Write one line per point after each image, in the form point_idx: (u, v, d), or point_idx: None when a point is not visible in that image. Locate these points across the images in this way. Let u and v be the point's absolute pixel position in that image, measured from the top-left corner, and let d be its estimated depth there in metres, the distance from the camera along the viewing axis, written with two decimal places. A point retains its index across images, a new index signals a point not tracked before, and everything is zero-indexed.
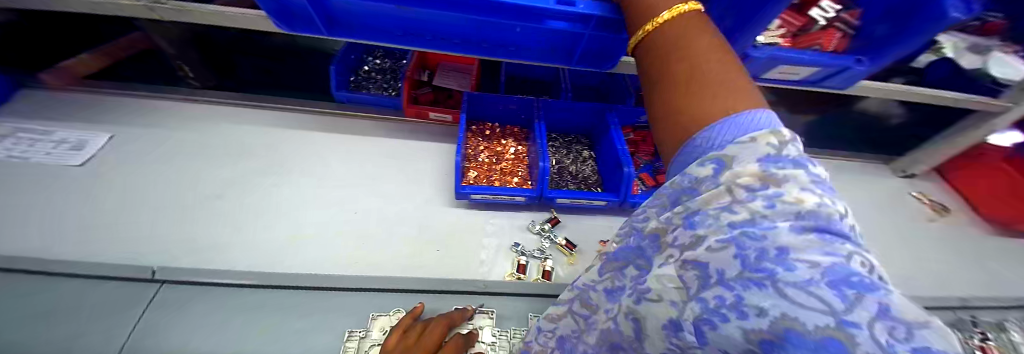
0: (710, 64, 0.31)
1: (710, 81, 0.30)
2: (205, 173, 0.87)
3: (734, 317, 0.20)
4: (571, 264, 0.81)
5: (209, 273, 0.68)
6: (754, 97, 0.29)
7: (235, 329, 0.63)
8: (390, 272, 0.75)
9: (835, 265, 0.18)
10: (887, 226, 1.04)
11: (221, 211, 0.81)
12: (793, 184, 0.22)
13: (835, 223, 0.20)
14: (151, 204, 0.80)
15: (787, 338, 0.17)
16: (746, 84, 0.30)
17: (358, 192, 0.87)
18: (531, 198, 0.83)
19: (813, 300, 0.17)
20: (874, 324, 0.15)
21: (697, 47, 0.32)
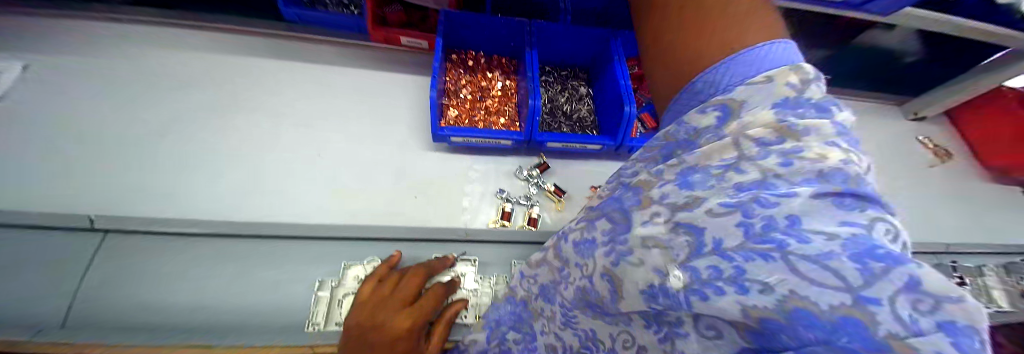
0: None
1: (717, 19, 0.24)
2: (138, 108, 0.74)
3: (746, 285, 0.18)
4: (559, 211, 0.76)
5: (158, 222, 0.61)
6: (773, 27, 0.23)
7: (203, 277, 0.59)
8: (363, 220, 0.68)
9: (858, 236, 0.15)
10: (893, 174, 0.99)
11: (162, 153, 0.70)
12: (815, 138, 0.19)
13: (863, 183, 0.18)
14: (78, 144, 0.68)
15: (793, 316, 0.16)
16: (764, 10, 0.23)
17: (321, 131, 0.75)
18: (518, 142, 0.74)
19: (828, 274, 0.15)
20: (898, 299, 0.13)
21: None
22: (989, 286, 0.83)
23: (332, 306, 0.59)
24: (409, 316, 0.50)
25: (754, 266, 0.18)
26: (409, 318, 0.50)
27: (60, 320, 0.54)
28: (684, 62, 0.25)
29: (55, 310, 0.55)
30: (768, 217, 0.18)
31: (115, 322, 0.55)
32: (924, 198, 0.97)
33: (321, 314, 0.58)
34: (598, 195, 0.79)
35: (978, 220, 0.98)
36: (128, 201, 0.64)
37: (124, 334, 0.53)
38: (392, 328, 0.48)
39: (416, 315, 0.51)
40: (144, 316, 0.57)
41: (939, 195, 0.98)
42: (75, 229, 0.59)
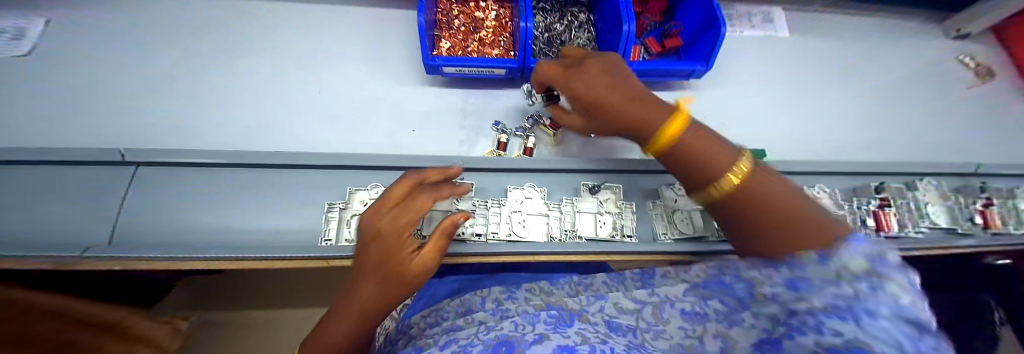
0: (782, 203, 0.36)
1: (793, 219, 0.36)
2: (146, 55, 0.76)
3: (807, 338, 0.23)
4: (555, 145, 0.76)
5: (174, 154, 0.65)
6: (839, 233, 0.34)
7: (228, 205, 0.65)
8: (362, 150, 0.69)
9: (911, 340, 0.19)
10: (924, 97, 0.91)
11: (173, 96, 0.73)
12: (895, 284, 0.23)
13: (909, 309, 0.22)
14: (98, 91, 0.72)
15: None
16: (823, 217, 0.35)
17: (319, 69, 0.76)
18: (512, 71, 0.73)
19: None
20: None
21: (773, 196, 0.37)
22: (1021, 207, 0.78)
23: (338, 226, 0.61)
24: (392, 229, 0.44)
25: (827, 315, 0.23)
26: (392, 228, 0.44)
27: (106, 240, 0.61)
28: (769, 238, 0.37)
29: (101, 231, 0.62)
30: (817, 270, 0.27)
31: (156, 242, 0.62)
32: (956, 122, 0.90)
33: (331, 233, 0.60)
34: None
35: (1022, 144, 0.90)
36: (149, 140, 0.69)
37: (161, 249, 0.59)
38: (374, 235, 0.43)
39: (398, 224, 0.44)
40: (177, 237, 0.63)
41: (976, 118, 0.90)
42: (103, 161, 0.64)
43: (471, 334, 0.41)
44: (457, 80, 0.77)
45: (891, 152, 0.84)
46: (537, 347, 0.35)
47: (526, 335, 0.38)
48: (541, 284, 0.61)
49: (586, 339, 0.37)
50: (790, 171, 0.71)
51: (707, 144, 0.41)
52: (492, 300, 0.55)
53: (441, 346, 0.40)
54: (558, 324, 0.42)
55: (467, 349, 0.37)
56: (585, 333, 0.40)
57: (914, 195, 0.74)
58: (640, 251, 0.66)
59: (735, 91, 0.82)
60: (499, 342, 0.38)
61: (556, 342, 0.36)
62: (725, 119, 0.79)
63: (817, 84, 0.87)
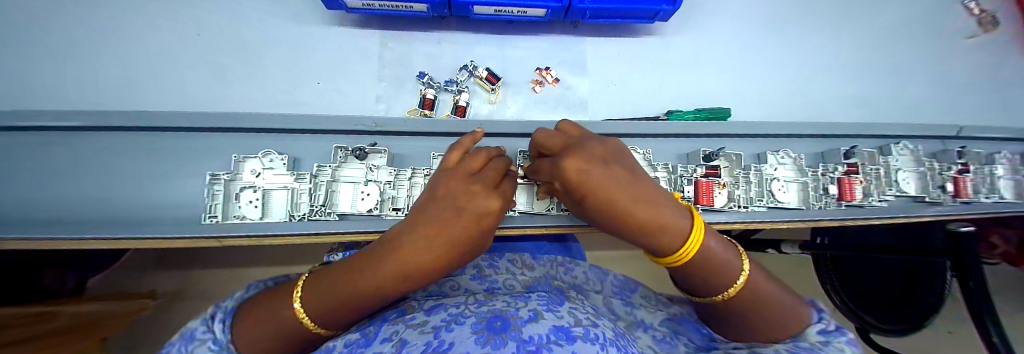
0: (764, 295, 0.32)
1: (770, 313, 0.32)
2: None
3: None
4: (493, 102, 0.65)
5: (9, 116, 0.51)
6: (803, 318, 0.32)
7: (98, 176, 0.55)
8: (257, 108, 0.59)
9: None
10: (916, 50, 0.81)
11: None
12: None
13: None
14: None
15: None
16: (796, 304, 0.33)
17: (195, 2, 0.61)
18: (435, 7, 0.59)
19: None
20: None
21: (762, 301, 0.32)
22: (997, 173, 0.73)
23: (228, 202, 0.53)
24: (464, 194, 0.33)
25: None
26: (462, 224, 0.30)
27: None
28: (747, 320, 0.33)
29: None
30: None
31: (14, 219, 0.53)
32: (945, 78, 0.81)
33: (217, 208, 0.53)
34: (543, 79, 0.66)
35: (1011, 105, 0.82)
36: None
37: (23, 229, 0.51)
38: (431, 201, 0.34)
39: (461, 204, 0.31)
40: (48, 214, 0.54)
41: (968, 75, 0.81)
42: None
43: (462, 305, 0.30)
44: (372, 19, 0.63)
45: (872, 113, 0.75)
46: (533, 325, 0.23)
47: (519, 311, 0.26)
48: (524, 257, 0.56)
49: (581, 321, 0.26)
50: (755, 133, 0.62)
51: (716, 254, 0.32)
52: (474, 266, 0.51)
53: (428, 312, 0.29)
54: (548, 300, 0.31)
55: (459, 319, 0.25)
56: (579, 313, 0.29)
57: (887, 160, 0.67)
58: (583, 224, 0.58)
59: (706, 39, 0.70)
60: (493, 316, 0.25)
61: (552, 321, 0.24)
62: (690, 72, 0.68)
63: (804, 32, 0.75)
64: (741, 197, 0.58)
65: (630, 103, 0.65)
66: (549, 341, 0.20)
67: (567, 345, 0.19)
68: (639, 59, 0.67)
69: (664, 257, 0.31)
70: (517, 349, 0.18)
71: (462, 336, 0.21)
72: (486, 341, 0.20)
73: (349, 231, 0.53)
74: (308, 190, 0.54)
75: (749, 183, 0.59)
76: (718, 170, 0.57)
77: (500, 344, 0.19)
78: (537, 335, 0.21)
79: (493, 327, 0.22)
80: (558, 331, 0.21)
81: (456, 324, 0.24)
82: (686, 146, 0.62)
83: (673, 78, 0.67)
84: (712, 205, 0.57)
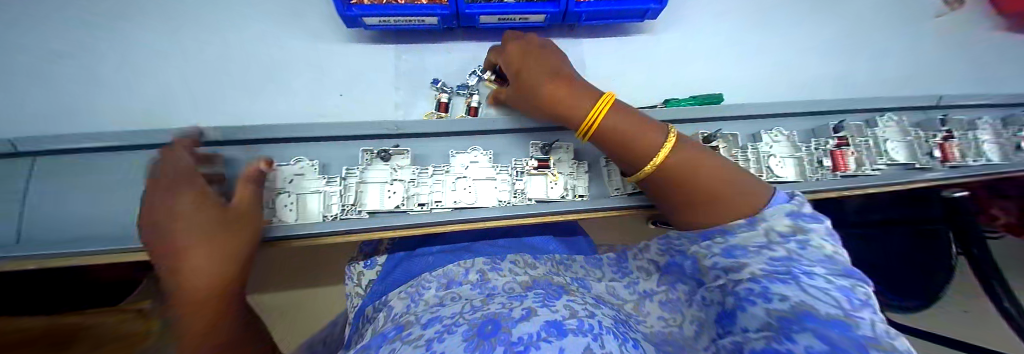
0: (702, 175, 0.41)
1: (712, 196, 0.40)
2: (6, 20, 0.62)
3: (757, 306, 0.26)
4: (502, 102, 0.70)
5: (64, 141, 0.56)
6: (751, 203, 0.38)
7: (143, 193, 0.59)
8: (283, 120, 0.62)
9: (843, 280, 0.26)
10: (890, 30, 0.87)
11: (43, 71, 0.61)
12: (815, 233, 0.32)
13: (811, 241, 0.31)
14: None
15: (801, 315, 0.23)
16: (742, 193, 0.39)
17: (222, 28, 0.65)
18: (446, 19, 0.65)
19: (820, 299, 0.24)
20: (875, 325, 0.22)
21: (698, 183, 0.41)
22: (980, 139, 0.77)
23: (264, 206, 0.57)
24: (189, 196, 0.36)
25: (769, 279, 0.28)
26: (217, 217, 0.36)
27: (15, 239, 0.56)
28: (686, 204, 0.43)
29: (10, 228, 0.56)
30: (770, 255, 0.31)
31: (72, 235, 0.58)
32: (921, 55, 0.86)
33: None
34: None
35: (984, 75, 0.88)
36: (24, 124, 0.59)
37: (78, 244, 0.55)
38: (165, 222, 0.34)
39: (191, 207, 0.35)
40: (99, 230, 0.58)
41: (940, 50, 0.87)
42: None
43: (456, 314, 0.38)
44: (387, 35, 0.68)
45: (857, 90, 0.80)
46: (524, 324, 0.30)
47: (513, 312, 0.34)
48: (525, 257, 0.61)
49: (576, 313, 0.34)
50: (748, 114, 0.67)
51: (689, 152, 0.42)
52: (477, 271, 0.54)
53: (421, 326, 0.36)
54: (544, 298, 0.39)
55: (451, 329, 0.33)
56: (573, 306, 0.37)
57: (874, 131, 0.71)
58: (598, 209, 0.61)
59: (693, 33, 0.76)
60: (485, 321, 0.33)
61: (543, 318, 0.32)
62: (682, 62, 0.74)
63: (783, 21, 0.81)
64: None
65: (629, 95, 0.70)
66: (536, 340, 0.28)
67: (553, 342, 0.27)
68: (633, 54, 0.73)
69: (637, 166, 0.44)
70: (504, 351, 0.27)
71: (455, 346, 0.29)
72: (477, 347, 0.28)
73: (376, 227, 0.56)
74: (339, 193, 0.58)
75: (747, 161, 0.63)
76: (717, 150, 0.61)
77: (489, 349, 0.28)
78: (526, 334, 0.29)
79: (484, 332, 0.31)
80: (548, 328, 0.29)
81: (448, 334, 0.32)
82: (685, 131, 0.66)
83: (666, 70, 0.73)
84: None
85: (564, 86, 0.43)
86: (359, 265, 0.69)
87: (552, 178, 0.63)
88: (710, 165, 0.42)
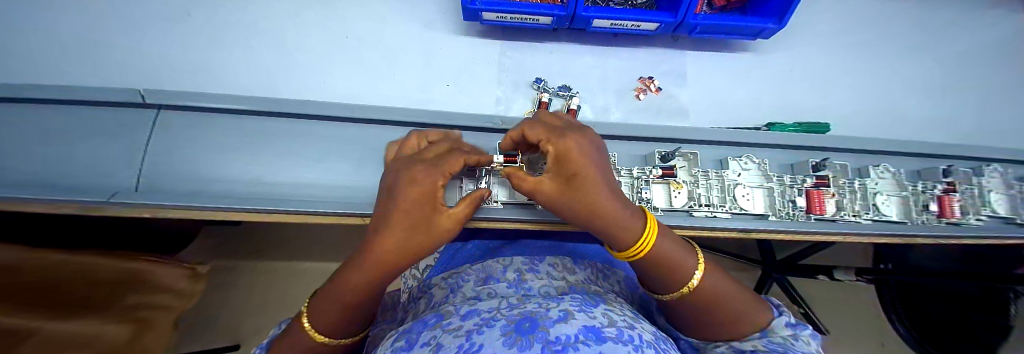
0: (719, 290, 0.40)
1: (726, 310, 0.39)
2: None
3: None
4: (598, 107, 0.70)
5: (193, 98, 0.58)
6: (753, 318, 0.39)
7: (253, 157, 0.62)
8: (393, 103, 0.65)
9: None
10: (1001, 74, 0.82)
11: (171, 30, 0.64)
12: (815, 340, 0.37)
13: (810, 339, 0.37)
14: (85, 18, 0.62)
15: None
16: (750, 306, 0.40)
17: (340, 7, 0.67)
18: (560, 20, 0.65)
19: None
20: None
21: (717, 301, 0.39)
22: None
23: None
24: (423, 195, 0.37)
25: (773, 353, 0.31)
26: (424, 196, 0.37)
27: (131, 186, 0.58)
28: (705, 321, 0.40)
29: (129, 175, 0.59)
30: (768, 340, 0.35)
31: (180, 189, 0.59)
32: None
33: None
34: (646, 87, 0.70)
35: None
36: (153, 78, 0.62)
37: (196, 198, 0.57)
38: (412, 199, 0.37)
39: (431, 188, 0.37)
40: (208, 187, 0.60)
41: None
42: (118, 102, 0.58)
43: (495, 309, 0.33)
44: (494, 29, 0.69)
45: (960, 134, 0.77)
46: (561, 326, 0.25)
47: (550, 312, 0.29)
48: (564, 260, 0.59)
49: (615, 322, 0.28)
50: (854, 148, 0.65)
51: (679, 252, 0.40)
52: (514, 270, 0.53)
53: (462, 317, 0.32)
54: (582, 303, 0.34)
55: (489, 323, 0.28)
56: (612, 315, 0.31)
57: (980, 180, 0.68)
58: (729, 227, 0.61)
59: (797, 57, 0.74)
60: (523, 318, 0.28)
61: (581, 322, 0.26)
62: (783, 87, 0.72)
63: (888, 53, 0.78)
64: (849, 206, 0.62)
65: (727, 115, 0.70)
66: (575, 341, 0.22)
67: (592, 345, 0.21)
68: (735, 73, 0.72)
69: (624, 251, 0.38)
70: (542, 350, 0.21)
71: (493, 341, 0.24)
72: (513, 343, 0.23)
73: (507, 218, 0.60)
74: (475, 181, 0.61)
75: (855, 195, 0.63)
76: (827, 181, 0.61)
77: (527, 347, 0.22)
78: (563, 335, 0.23)
79: (521, 329, 0.25)
80: (587, 332, 0.24)
81: (487, 328, 0.27)
82: (785, 158, 0.66)
83: (766, 93, 0.71)
84: (824, 214, 0.61)
85: (583, 155, 0.37)
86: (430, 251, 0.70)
87: (676, 187, 0.62)
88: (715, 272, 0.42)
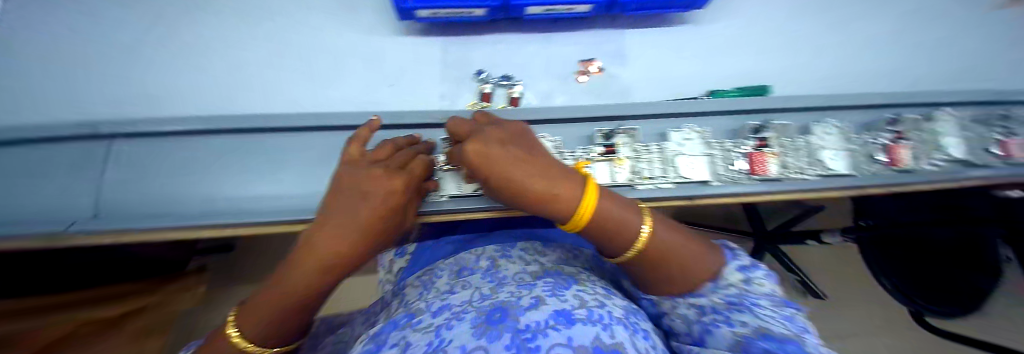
0: (673, 241, 0.39)
1: (683, 263, 0.38)
2: (96, 12, 0.68)
3: (725, 330, 0.29)
4: (543, 93, 0.70)
5: (143, 124, 0.60)
6: (711, 262, 0.38)
7: (204, 177, 0.62)
8: (337, 109, 0.65)
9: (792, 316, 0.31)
10: (958, 16, 0.82)
11: (121, 63, 0.66)
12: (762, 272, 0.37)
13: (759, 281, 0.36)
14: (36, 60, 0.64)
15: (762, 336, 0.25)
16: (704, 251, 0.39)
17: (279, 22, 0.69)
18: (493, 11, 0.66)
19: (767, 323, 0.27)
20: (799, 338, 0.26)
21: (672, 254, 0.38)
22: None
23: None
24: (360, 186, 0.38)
25: (729, 310, 0.31)
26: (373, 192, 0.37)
27: (92, 214, 0.60)
28: (668, 280, 0.38)
29: (86, 206, 0.60)
30: (725, 292, 0.35)
31: (136, 215, 0.60)
32: (985, 47, 0.82)
33: None
34: (587, 70, 0.70)
35: None
36: (105, 111, 0.63)
37: (151, 221, 0.58)
38: (359, 188, 0.37)
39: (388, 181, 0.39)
40: (167, 208, 0.61)
41: (1002, 39, 0.83)
42: (69, 136, 0.59)
43: (466, 303, 0.34)
44: (433, 27, 0.70)
45: (914, 83, 0.77)
46: (532, 313, 0.26)
47: (521, 301, 0.30)
48: (535, 245, 0.59)
49: (584, 303, 0.29)
50: (801, 106, 0.65)
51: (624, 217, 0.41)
52: (486, 258, 0.52)
53: (433, 313, 0.33)
54: (552, 287, 0.35)
55: (460, 316, 0.29)
56: (582, 296, 0.32)
57: (934, 126, 0.68)
58: (678, 196, 0.63)
59: (742, 22, 0.74)
60: (494, 308, 0.29)
61: (551, 307, 0.27)
62: (725, 54, 0.73)
63: (832, 9, 0.78)
64: (792, 164, 0.62)
65: (670, 87, 0.70)
66: (545, 327, 0.23)
67: (562, 330, 0.22)
68: (678, 46, 0.72)
69: (568, 224, 0.37)
70: (511, 339, 0.22)
71: (462, 333, 0.25)
72: (483, 332, 0.24)
73: (455, 209, 0.62)
74: None
75: (798, 153, 0.63)
76: (767, 142, 0.62)
77: (496, 335, 0.23)
78: (532, 322, 0.24)
79: (491, 319, 0.27)
80: (556, 316, 0.25)
81: (457, 321, 0.28)
82: (727, 124, 0.66)
83: (711, 61, 0.72)
84: (767, 174, 0.61)
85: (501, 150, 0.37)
86: (392, 254, 0.70)
87: (618, 163, 0.63)
88: (666, 221, 0.41)
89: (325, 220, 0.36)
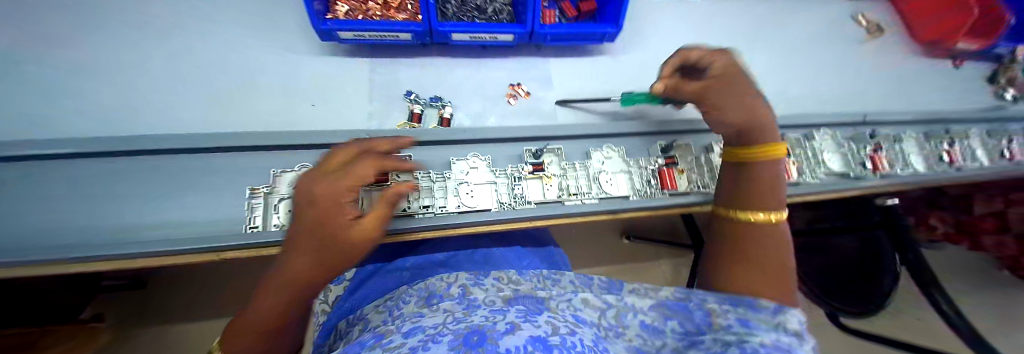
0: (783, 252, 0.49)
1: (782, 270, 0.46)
2: None
3: None
4: (475, 114, 0.72)
5: None
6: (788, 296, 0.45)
7: None
8: (253, 128, 0.63)
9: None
10: (825, 53, 0.99)
11: None
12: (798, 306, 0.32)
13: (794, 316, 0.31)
14: None
15: None
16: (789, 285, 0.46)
17: (191, 40, 0.66)
18: (420, 36, 0.68)
19: None
20: None
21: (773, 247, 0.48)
22: (906, 150, 0.88)
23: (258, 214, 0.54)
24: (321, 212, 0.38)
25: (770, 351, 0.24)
26: (327, 203, 0.38)
27: None
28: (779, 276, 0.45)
29: None
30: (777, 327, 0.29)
31: None
32: (849, 78, 0.99)
33: (256, 219, 0.54)
34: (516, 93, 0.75)
35: (895, 95, 1.03)
36: None
37: None
38: (308, 205, 0.39)
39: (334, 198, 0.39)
40: None
41: (860, 72, 1.01)
42: None
43: (439, 324, 0.31)
44: (363, 48, 0.71)
45: (795, 107, 0.91)
46: (509, 338, 0.25)
47: (497, 325, 0.28)
48: (508, 273, 0.55)
49: (558, 329, 0.28)
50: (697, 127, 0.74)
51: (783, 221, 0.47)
52: (458, 286, 0.48)
53: (404, 334, 0.29)
54: (526, 313, 0.33)
55: (435, 338, 0.26)
56: (554, 321, 0.31)
57: (811, 144, 0.79)
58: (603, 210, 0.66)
59: (653, 53, 0.83)
60: (471, 331, 0.27)
61: (528, 332, 0.26)
62: (640, 80, 0.81)
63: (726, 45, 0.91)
64: (698, 180, 0.69)
65: (591, 109, 0.76)
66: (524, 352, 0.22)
67: None
68: (596, 73, 0.79)
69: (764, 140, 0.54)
70: None
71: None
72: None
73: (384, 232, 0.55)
74: None
75: (703, 169, 0.69)
76: (673, 159, 0.69)
77: None
78: (512, 347, 0.23)
79: (469, 342, 0.24)
80: (534, 342, 0.24)
81: (433, 343, 0.25)
82: (642, 143, 0.72)
83: (627, 86, 0.79)
84: (676, 189, 0.67)
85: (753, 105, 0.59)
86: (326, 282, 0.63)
87: (546, 180, 0.65)
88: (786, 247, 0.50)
89: (293, 244, 0.38)
